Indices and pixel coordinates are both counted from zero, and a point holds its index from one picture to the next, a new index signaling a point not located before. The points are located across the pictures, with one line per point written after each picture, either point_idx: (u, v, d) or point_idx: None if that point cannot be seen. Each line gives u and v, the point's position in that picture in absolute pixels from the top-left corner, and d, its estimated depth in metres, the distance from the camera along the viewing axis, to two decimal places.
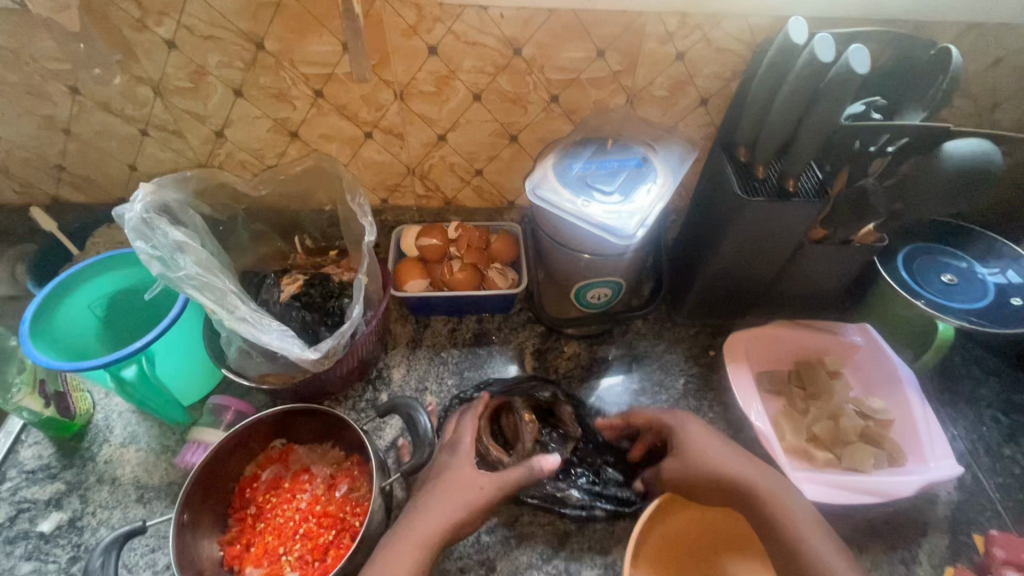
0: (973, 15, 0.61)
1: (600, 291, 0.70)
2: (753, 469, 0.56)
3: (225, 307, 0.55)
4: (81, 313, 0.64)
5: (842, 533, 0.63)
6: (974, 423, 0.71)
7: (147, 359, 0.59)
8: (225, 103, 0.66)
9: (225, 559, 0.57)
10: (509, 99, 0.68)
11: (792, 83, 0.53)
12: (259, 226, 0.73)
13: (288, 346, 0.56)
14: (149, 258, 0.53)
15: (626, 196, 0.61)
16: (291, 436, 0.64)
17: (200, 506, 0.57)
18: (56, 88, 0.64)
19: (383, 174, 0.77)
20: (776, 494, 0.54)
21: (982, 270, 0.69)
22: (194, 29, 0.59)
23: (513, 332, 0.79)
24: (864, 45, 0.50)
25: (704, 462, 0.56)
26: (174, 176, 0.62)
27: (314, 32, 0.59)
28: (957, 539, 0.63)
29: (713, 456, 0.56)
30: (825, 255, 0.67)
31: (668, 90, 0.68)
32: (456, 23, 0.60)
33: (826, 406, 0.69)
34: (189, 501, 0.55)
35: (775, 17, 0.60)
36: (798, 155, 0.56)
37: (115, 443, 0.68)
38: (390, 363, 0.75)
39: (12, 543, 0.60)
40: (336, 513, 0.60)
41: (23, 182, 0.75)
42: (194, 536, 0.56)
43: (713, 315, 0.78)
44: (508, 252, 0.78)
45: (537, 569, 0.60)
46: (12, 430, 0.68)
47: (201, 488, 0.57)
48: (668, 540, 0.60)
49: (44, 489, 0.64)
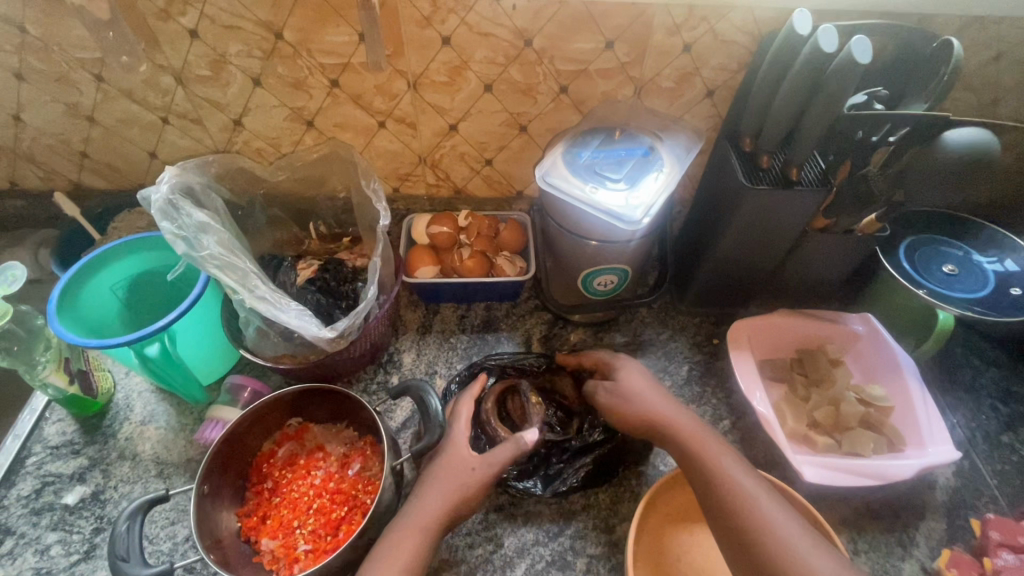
0: (975, 8, 0.62)
1: (607, 279, 0.72)
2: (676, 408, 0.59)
3: (247, 286, 0.57)
4: (104, 295, 0.67)
5: (842, 516, 0.65)
6: (974, 411, 0.72)
7: (169, 338, 0.61)
8: (243, 92, 0.68)
9: (243, 529, 0.59)
10: (520, 90, 0.70)
11: (797, 73, 0.55)
12: (276, 212, 0.75)
13: (306, 325, 0.58)
14: (175, 238, 0.56)
15: (633, 184, 0.63)
16: (306, 415, 0.66)
17: (218, 477, 0.59)
18: (82, 76, 0.67)
19: (395, 163, 0.79)
20: (695, 430, 0.57)
21: (981, 260, 0.70)
22: (216, 18, 0.61)
23: (521, 318, 0.81)
24: (867, 36, 0.51)
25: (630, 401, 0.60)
26: (197, 160, 0.63)
27: (332, 22, 0.61)
28: (955, 523, 0.64)
29: (639, 397, 0.60)
30: (827, 244, 0.68)
31: (675, 82, 0.69)
32: (469, 14, 0.61)
33: (827, 392, 0.70)
34: (209, 473, 0.57)
35: (780, 9, 0.62)
36: (801, 144, 0.58)
37: (135, 421, 0.70)
38: (401, 348, 0.77)
39: (38, 514, 0.63)
40: (349, 489, 0.62)
41: (47, 168, 0.77)
42: (214, 508, 0.58)
43: (716, 304, 0.80)
44: (517, 241, 0.79)
45: (543, 545, 0.62)
46: (36, 407, 0.70)
47: (219, 459, 0.59)
48: (671, 508, 0.63)
49: (67, 464, 0.66)
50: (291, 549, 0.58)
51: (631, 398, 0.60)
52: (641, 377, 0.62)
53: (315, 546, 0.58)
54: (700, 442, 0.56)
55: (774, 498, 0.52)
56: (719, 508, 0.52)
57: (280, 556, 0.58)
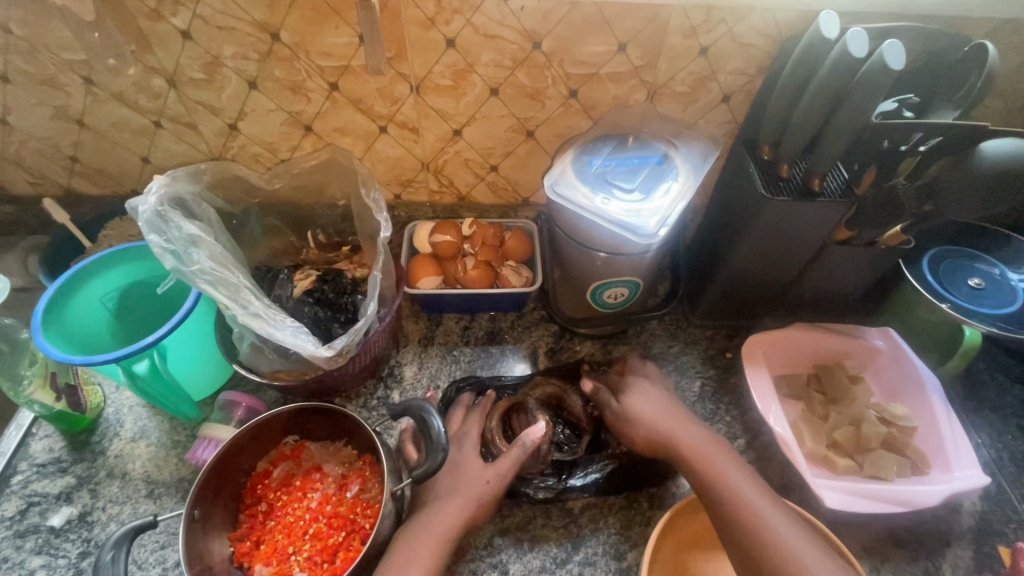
0: (1009, 10, 0.59)
1: (617, 291, 0.69)
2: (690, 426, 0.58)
3: (240, 302, 0.54)
4: (93, 306, 0.64)
5: (863, 542, 0.62)
6: (999, 431, 0.69)
7: (159, 354, 0.58)
8: (239, 96, 0.65)
9: (235, 555, 0.56)
10: (527, 94, 0.67)
11: (823, 78, 0.51)
12: (273, 220, 0.72)
13: (302, 343, 0.55)
14: (163, 252, 0.52)
15: (647, 195, 0.60)
16: (303, 432, 0.63)
17: (211, 501, 0.56)
18: (70, 78, 0.64)
19: (397, 169, 0.76)
20: (709, 448, 0.56)
21: (1010, 275, 0.67)
22: (210, 19, 0.58)
23: (526, 330, 0.78)
24: (900, 40, 0.48)
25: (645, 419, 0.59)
26: (188, 168, 0.60)
27: (331, 23, 0.58)
28: (982, 551, 0.61)
29: (653, 415, 0.59)
30: (848, 257, 0.65)
31: (690, 86, 0.66)
32: (475, 15, 0.58)
33: (847, 411, 0.67)
34: (200, 498, 0.54)
35: (803, 11, 0.58)
36: (825, 153, 0.55)
37: (126, 438, 0.67)
38: (402, 361, 0.74)
39: (23, 537, 0.60)
40: (348, 513, 0.59)
41: (36, 173, 0.75)
42: (206, 533, 0.55)
43: (729, 317, 0.77)
44: (523, 250, 0.76)
45: (551, 573, 0.59)
46: (22, 422, 0.67)
47: (214, 479, 0.56)
48: (684, 533, 0.60)
49: (54, 483, 0.63)
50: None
51: (638, 411, 0.60)
52: (654, 396, 0.62)
53: (311, 574, 0.56)
54: (714, 460, 0.55)
55: (788, 518, 0.51)
56: (734, 528, 0.50)
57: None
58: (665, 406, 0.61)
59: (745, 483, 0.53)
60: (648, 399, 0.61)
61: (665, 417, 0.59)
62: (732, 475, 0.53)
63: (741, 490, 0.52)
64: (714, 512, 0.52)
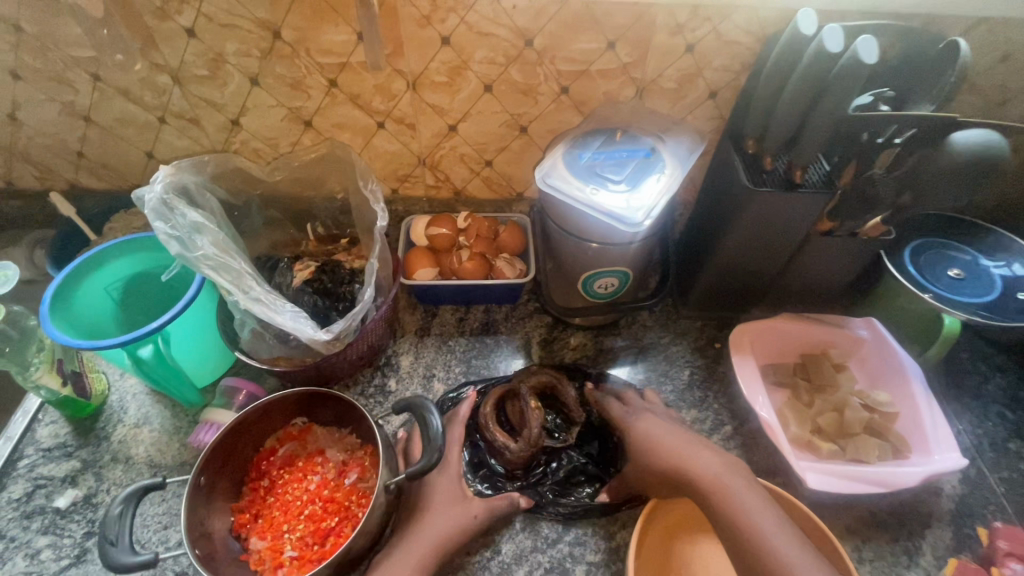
0: (982, 9, 0.61)
1: (607, 281, 0.71)
2: (703, 453, 0.56)
3: (242, 287, 0.57)
4: (98, 295, 0.66)
5: (845, 523, 0.64)
6: (980, 418, 0.71)
7: (163, 339, 0.60)
8: (241, 92, 0.68)
9: (235, 525, 0.59)
10: (520, 90, 0.69)
11: (802, 73, 0.54)
12: (273, 213, 0.74)
13: (301, 327, 0.57)
14: (167, 238, 0.55)
15: (634, 186, 0.62)
16: (312, 416, 0.66)
17: (218, 469, 0.59)
18: (78, 75, 0.66)
19: (394, 164, 0.78)
20: (723, 478, 0.53)
21: (987, 264, 0.69)
22: (214, 17, 0.60)
23: (520, 321, 0.80)
24: (874, 36, 0.50)
25: (657, 452, 0.57)
26: (192, 160, 0.62)
27: (330, 21, 0.61)
28: (962, 532, 0.63)
29: (664, 445, 0.57)
30: (830, 248, 0.67)
31: (677, 83, 0.69)
32: (469, 13, 0.61)
33: (831, 398, 0.69)
34: (207, 464, 0.57)
35: (784, 10, 0.61)
36: (805, 146, 0.57)
37: (129, 424, 0.69)
38: (399, 351, 0.76)
39: (29, 517, 0.62)
40: (343, 499, 0.61)
41: (43, 167, 0.77)
42: (209, 500, 0.57)
43: (718, 308, 0.79)
44: (516, 242, 0.78)
45: (542, 552, 0.61)
46: (29, 408, 0.69)
47: (225, 446, 0.59)
48: (670, 519, 0.61)
49: (59, 466, 0.65)
50: (278, 553, 0.57)
51: (648, 437, 0.59)
52: (665, 428, 0.60)
53: (301, 554, 0.57)
54: (728, 492, 0.52)
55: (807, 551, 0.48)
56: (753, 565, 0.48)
57: (265, 559, 0.57)
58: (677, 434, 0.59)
59: (763, 514, 0.50)
60: (659, 432, 0.59)
61: (677, 446, 0.57)
62: (747, 506, 0.51)
63: (756, 524, 0.49)
64: (731, 546, 0.50)
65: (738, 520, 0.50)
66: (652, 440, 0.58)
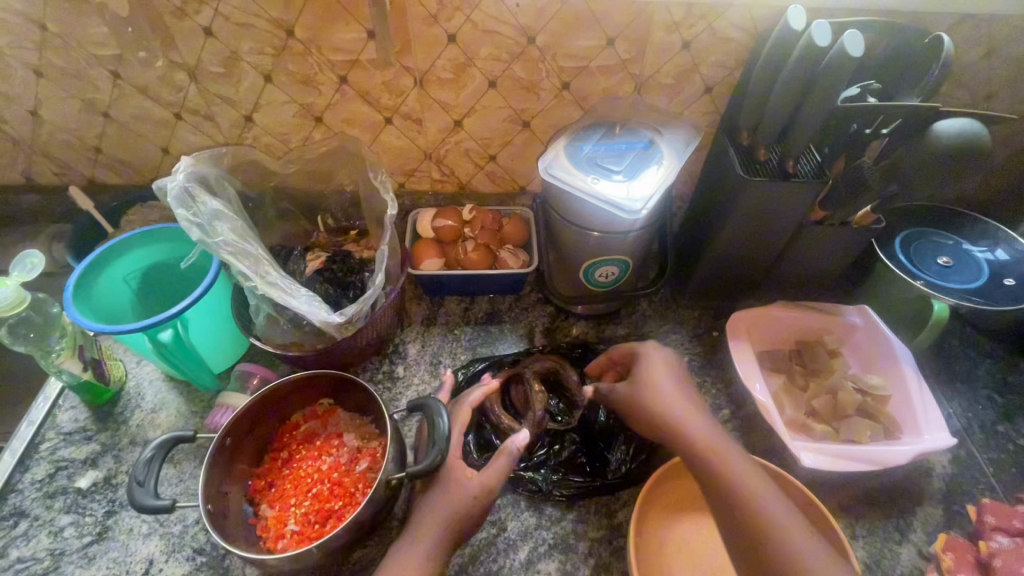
0: (966, 6, 0.64)
1: (608, 270, 0.73)
2: (700, 416, 0.56)
3: (259, 273, 0.59)
4: (117, 284, 0.68)
5: (839, 502, 0.66)
6: (970, 402, 0.74)
7: (181, 324, 0.63)
8: (255, 89, 0.70)
9: (250, 489, 0.63)
10: (523, 86, 0.72)
11: (792, 67, 0.56)
12: (285, 205, 0.77)
13: (315, 310, 0.60)
14: (189, 225, 0.57)
15: (633, 176, 0.64)
16: (338, 399, 0.68)
17: (245, 431, 0.63)
18: (99, 73, 0.69)
19: (401, 158, 0.81)
20: (721, 443, 0.54)
21: (973, 250, 0.72)
22: (230, 16, 0.63)
23: (524, 311, 0.82)
24: (860, 31, 0.53)
25: (658, 407, 0.57)
26: (210, 152, 0.65)
27: (342, 20, 0.63)
28: (952, 510, 0.65)
29: (666, 401, 0.57)
30: (823, 236, 0.69)
31: (674, 79, 0.71)
32: (474, 12, 0.64)
33: (825, 381, 0.71)
34: (234, 428, 0.61)
35: (776, 7, 0.64)
36: (797, 136, 0.59)
37: (146, 409, 0.71)
38: (406, 339, 0.78)
39: (52, 497, 0.64)
40: (350, 486, 0.62)
41: (63, 163, 0.80)
42: (233, 460, 0.61)
43: (716, 297, 0.81)
44: (520, 234, 0.81)
45: (546, 529, 0.63)
46: (50, 394, 0.72)
47: (256, 412, 0.64)
48: (669, 499, 0.63)
49: (80, 449, 0.68)
50: (281, 524, 0.60)
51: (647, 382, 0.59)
52: (670, 380, 0.59)
53: (301, 529, 0.59)
54: (726, 457, 0.53)
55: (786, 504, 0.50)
56: (742, 525, 0.49)
57: (270, 527, 0.60)
58: (680, 392, 0.59)
59: (756, 480, 0.51)
60: (663, 385, 0.59)
61: (678, 405, 0.57)
62: (739, 470, 0.52)
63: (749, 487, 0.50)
64: (719, 505, 0.51)
65: (732, 482, 0.51)
66: (656, 393, 0.58)
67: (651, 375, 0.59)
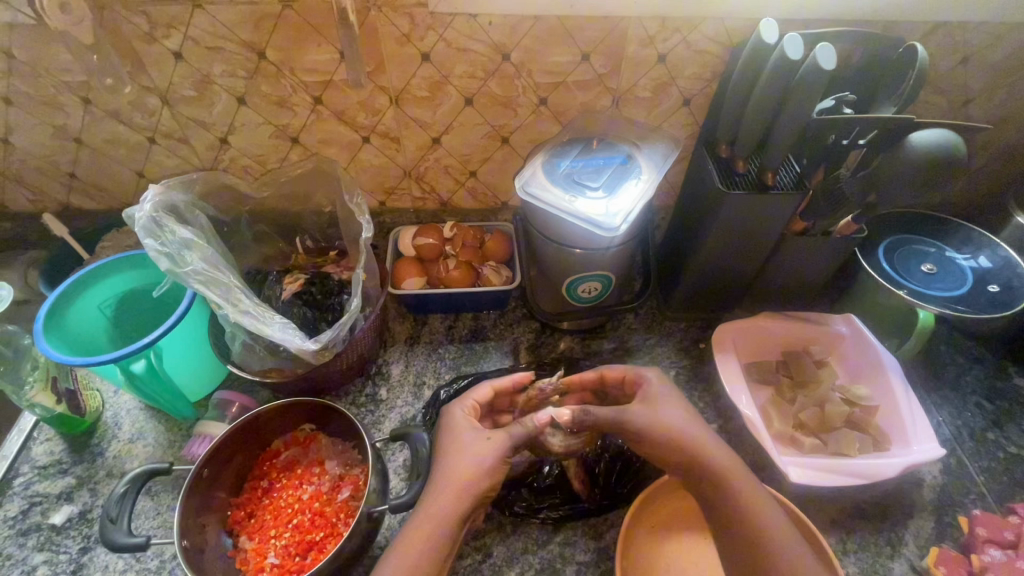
0: (939, 14, 0.64)
1: (591, 286, 0.73)
2: (721, 447, 0.53)
3: (230, 301, 0.59)
4: (91, 313, 0.67)
5: (830, 516, 0.65)
6: (959, 409, 0.73)
7: (155, 354, 0.62)
8: (228, 111, 0.70)
9: (228, 521, 0.61)
10: (500, 102, 0.71)
11: (766, 80, 0.56)
12: (262, 228, 0.77)
13: (290, 337, 0.59)
14: (158, 255, 0.58)
15: (611, 193, 0.63)
16: (319, 424, 0.67)
17: (221, 463, 0.62)
18: (69, 99, 0.68)
19: (381, 176, 0.80)
20: (748, 482, 0.52)
21: (956, 257, 0.72)
22: (200, 40, 0.62)
23: (508, 327, 0.81)
24: (830, 44, 0.53)
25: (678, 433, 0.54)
26: (181, 178, 0.66)
27: (314, 42, 0.63)
28: (943, 521, 0.64)
29: (682, 430, 0.54)
30: (805, 246, 0.68)
31: (652, 92, 0.71)
32: (447, 30, 0.63)
33: (813, 393, 0.70)
34: (210, 458, 0.60)
35: (749, 19, 0.63)
36: (775, 148, 0.59)
37: (124, 439, 0.70)
38: (389, 359, 0.77)
39: (25, 535, 0.62)
40: (332, 516, 0.61)
41: (36, 190, 0.78)
42: (210, 490, 0.60)
43: (701, 309, 0.80)
44: (502, 250, 0.80)
45: (532, 553, 0.62)
46: (24, 427, 0.70)
47: (233, 442, 0.62)
48: (657, 517, 0.62)
49: (55, 483, 0.66)
50: (261, 557, 0.59)
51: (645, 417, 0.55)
52: (672, 403, 0.56)
53: (282, 562, 0.59)
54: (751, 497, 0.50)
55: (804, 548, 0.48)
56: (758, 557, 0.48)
57: (249, 560, 0.59)
58: (697, 418, 0.56)
59: (781, 525, 0.49)
60: (670, 411, 0.56)
61: (693, 432, 0.54)
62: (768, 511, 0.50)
63: (769, 528, 0.49)
64: (740, 543, 0.49)
65: (764, 530, 0.49)
66: (676, 420, 0.54)
67: (665, 401, 0.56)
